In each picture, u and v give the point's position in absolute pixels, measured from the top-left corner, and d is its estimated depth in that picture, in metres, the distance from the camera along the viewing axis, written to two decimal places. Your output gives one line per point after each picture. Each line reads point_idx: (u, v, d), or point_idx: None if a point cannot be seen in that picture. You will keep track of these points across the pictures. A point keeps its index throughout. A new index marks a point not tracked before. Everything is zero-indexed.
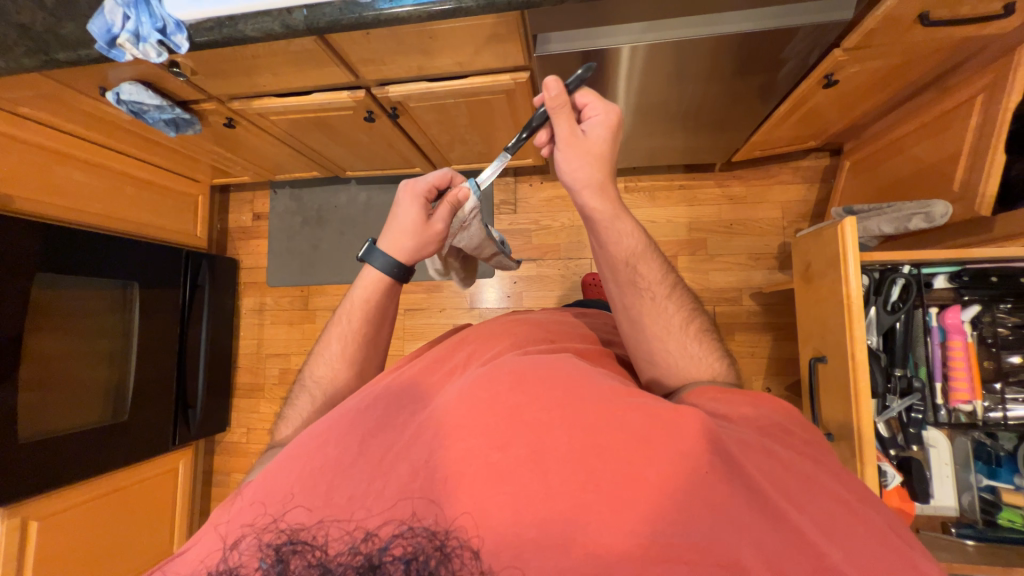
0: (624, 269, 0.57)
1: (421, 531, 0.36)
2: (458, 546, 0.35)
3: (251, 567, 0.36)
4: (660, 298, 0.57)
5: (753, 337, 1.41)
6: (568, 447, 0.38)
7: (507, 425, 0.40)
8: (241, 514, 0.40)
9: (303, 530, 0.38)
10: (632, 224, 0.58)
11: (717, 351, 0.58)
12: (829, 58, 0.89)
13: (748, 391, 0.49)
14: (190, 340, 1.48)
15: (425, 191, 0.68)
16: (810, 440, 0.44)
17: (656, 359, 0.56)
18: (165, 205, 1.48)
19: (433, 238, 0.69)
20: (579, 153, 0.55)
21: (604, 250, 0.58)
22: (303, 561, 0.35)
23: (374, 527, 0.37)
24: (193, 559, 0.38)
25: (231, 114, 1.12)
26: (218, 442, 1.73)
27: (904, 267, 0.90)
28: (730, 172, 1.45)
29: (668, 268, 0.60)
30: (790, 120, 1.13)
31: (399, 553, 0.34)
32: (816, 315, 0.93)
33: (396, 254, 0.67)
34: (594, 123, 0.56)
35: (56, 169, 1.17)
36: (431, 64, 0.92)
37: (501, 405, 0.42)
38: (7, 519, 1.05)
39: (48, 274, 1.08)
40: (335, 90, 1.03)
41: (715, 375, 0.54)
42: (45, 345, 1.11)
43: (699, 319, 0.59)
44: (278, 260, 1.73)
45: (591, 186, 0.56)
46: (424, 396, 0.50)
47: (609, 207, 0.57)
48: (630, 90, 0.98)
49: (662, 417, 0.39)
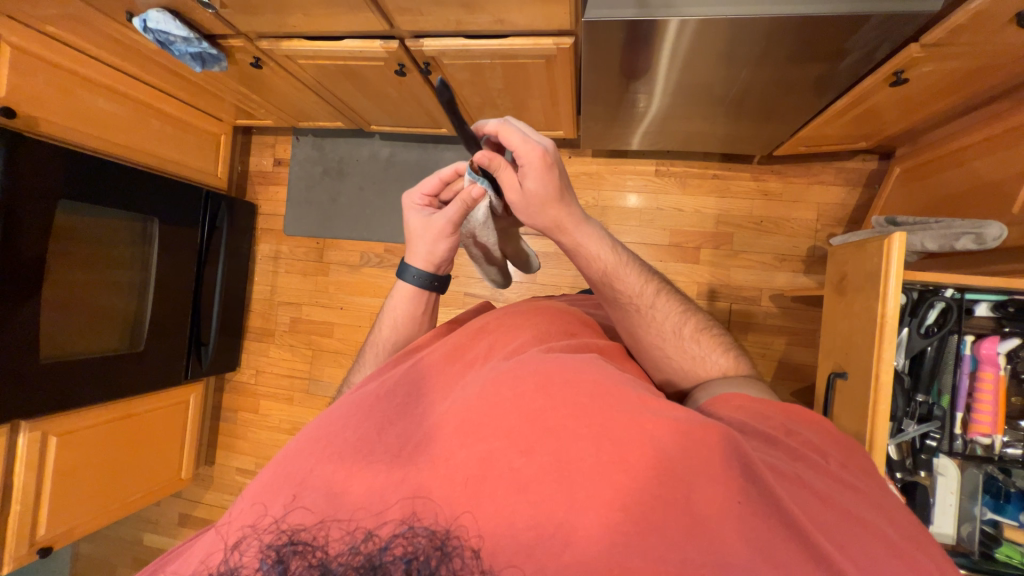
0: (604, 289, 0.60)
1: (422, 532, 0.37)
2: (459, 546, 0.37)
3: (250, 568, 0.35)
4: (648, 309, 0.59)
5: (768, 338, 1.38)
6: (577, 459, 0.40)
7: (509, 435, 0.43)
8: (243, 515, 0.42)
9: (303, 530, 0.39)
10: (602, 238, 0.60)
11: (718, 343, 0.60)
12: (902, 53, 0.81)
13: (768, 398, 0.51)
14: (205, 279, 1.50)
15: (422, 201, 0.68)
16: (825, 466, 0.43)
17: (661, 363, 0.59)
18: (187, 141, 1.46)
19: (443, 240, 0.67)
20: (526, 209, 0.57)
21: (581, 273, 0.61)
22: (303, 562, 0.35)
23: (375, 527, 0.38)
24: (196, 562, 0.40)
25: (259, 53, 1.08)
26: (228, 380, 1.78)
27: (945, 291, 0.86)
28: (769, 166, 1.38)
29: (648, 272, 0.62)
30: (845, 117, 1.05)
31: (399, 554, 0.34)
32: (843, 330, 0.90)
33: (418, 265, 0.69)
34: (529, 170, 0.53)
35: (83, 94, 1.14)
36: (471, 20, 0.87)
37: (513, 413, 0.44)
38: (29, 432, 1.10)
39: (71, 200, 1.08)
40: (367, 37, 0.98)
41: (720, 371, 0.58)
42: (69, 272, 1.13)
43: (693, 317, 0.61)
44: (295, 209, 1.72)
45: (550, 227, 0.58)
46: (443, 388, 0.53)
47: (572, 229, 0.58)
48: (671, 69, 0.92)
49: (684, 432, 0.40)
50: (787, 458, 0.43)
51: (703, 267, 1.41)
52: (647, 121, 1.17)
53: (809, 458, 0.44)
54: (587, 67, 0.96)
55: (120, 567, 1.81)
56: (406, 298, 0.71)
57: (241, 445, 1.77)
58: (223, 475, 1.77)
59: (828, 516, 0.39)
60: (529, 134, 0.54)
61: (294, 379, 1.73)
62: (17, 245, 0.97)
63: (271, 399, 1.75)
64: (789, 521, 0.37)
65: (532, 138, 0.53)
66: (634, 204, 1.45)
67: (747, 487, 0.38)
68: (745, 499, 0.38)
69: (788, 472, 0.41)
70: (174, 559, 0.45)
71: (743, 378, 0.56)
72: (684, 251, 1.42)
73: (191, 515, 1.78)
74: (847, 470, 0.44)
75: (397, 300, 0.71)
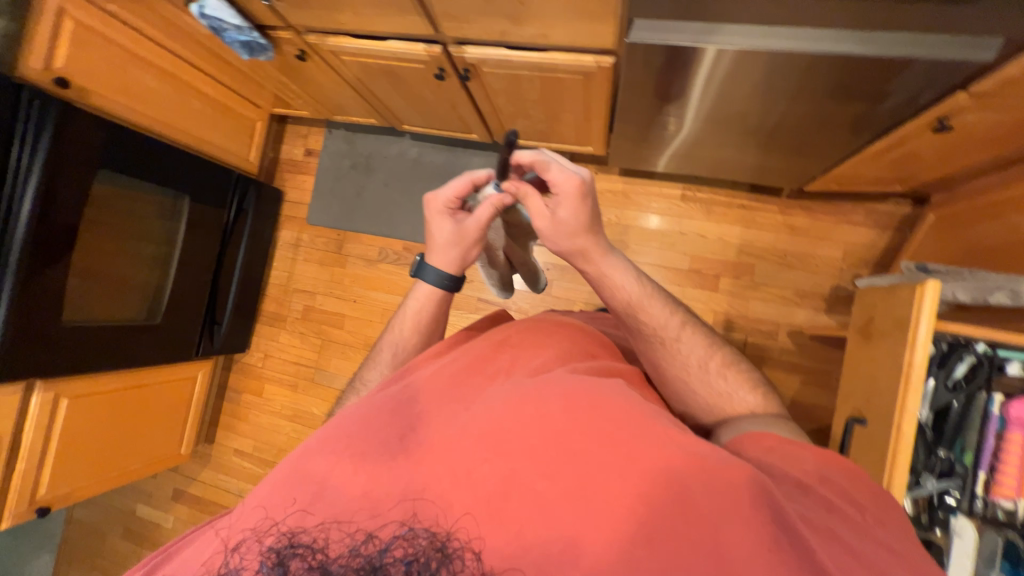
0: (629, 318, 0.61)
1: (422, 534, 0.40)
2: (459, 548, 0.39)
3: (251, 569, 0.39)
4: (672, 342, 0.60)
5: (781, 375, 1.35)
6: (600, 486, 0.40)
7: (532, 454, 0.43)
8: (247, 517, 0.44)
9: (303, 533, 0.41)
10: (629, 269, 0.62)
11: (745, 380, 0.60)
12: (949, 100, 0.80)
13: (798, 440, 0.50)
14: (227, 259, 1.52)
15: (449, 204, 0.68)
16: (854, 519, 0.42)
17: (684, 397, 0.60)
18: (224, 124, 1.50)
19: (473, 243, 0.69)
20: (557, 235, 0.59)
21: (607, 303, 0.62)
22: (303, 563, 0.38)
23: (375, 529, 0.40)
24: (200, 561, 0.43)
25: (305, 47, 1.11)
26: (236, 361, 1.80)
27: (977, 345, 0.84)
28: (797, 201, 1.37)
29: (676, 304, 0.63)
30: (880, 159, 1.04)
31: (399, 556, 0.38)
32: (865, 375, 0.88)
33: (447, 268, 0.69)
34: (563, 200, 0.56)
35: (133, 71, 1.18)
36: (515, 31, 0.89)
37: (537, 430, 0.44)
38: (42, 392, 1.12)
39: (110, 171, 1.11)
40: (411, 40, 1.00)
41: (746, 409, 0.57)
42: (99, 239, 1.16)
43: (720, 351, 0.61)
44: (320, 200, 1.75)
45: (581, 255, 0.60)
46: (461, 399, 0.53)
47: (599, 259, 0.61)
48: (705, 96, 0.92)
49: (713, 473, 0.40)
50: (815, 507, 0.42)
51: (721, 296, 1.39)
52: (676, 144, 1.17)
53: (838, 509, 0.42)
54: (624, 87, 0.96)
55: (110, 536, 1.83)
56: (425, 298, 0.71)
57: (242, 427, 1.78)
58: (221, 455, 1.78)
59: (855, 569, 0.38)
60: (567, 164, 0.56)
61: (301, 366, 1.74)
62: (55, 209, 1.00)
63: (276, 384, 1.76)
64: (814, 573, 0.36)
65: (570, 168, 0.56)
66: (654, 225, 1.44)
67: (779, 534, 0.37)
68: (776, 547, 0.36)
69: (817, 522, 0.40)
70: (192, 535, 0.49)
71: (772, 418, 0.55)
72: (703, 278, 1.41)
73: (185, 491, 1.80)
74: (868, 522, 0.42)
75: (417, 298, 0.72)
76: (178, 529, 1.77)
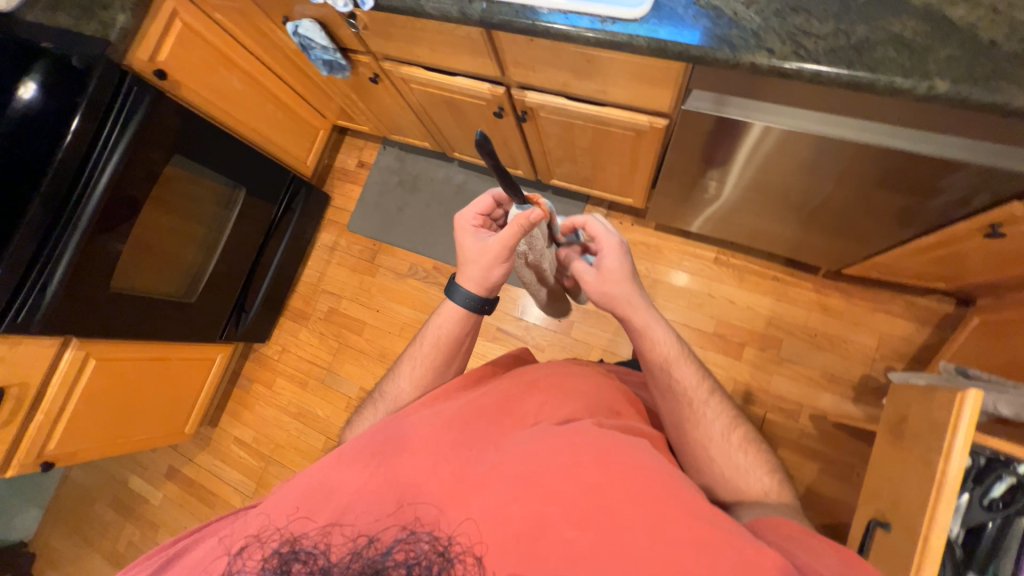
0: (661, 373, 0.62)
1: (424, 538, 0.45)
2: (460, 553, 0.44)
3: (254, 570, 0.43)
4: (700, 405, 0.60)
5: (799, 458, 1.28)
6: (628, 544, 0.42)
7: (565, 502, 0.45)
8: (250, 523, 0.48)
9: (305, 538, 0.45)
10: (668, 327, 0.63)
11: (764, 461, 0.59)
12: (1003, 207, 0.79)
13: (821, 535, 0.50)
14: (268, 252, 1.60)
15: (476, 221, 0.72)
16: None
17: (703, 467, 0.59)
18: (290, 129, 1.61)
19: (494, 262, 0.69)
20: (601, 283, 0.63)
21: (641, 354, 0.63)
22: (304, 566, 0.42)
23: (377, 532, 0.45)
24: (200, 564, 0.46)
25: (379, 72, 1.20)
26: (254, 350, 1.85)
27: (1018, 466, 0.79)
28: (833, 282, 1.35)
29: (706, 371, 0.64)
30: (927, 254, 1.02)
31: (399, 559, 0.42)
32: (892, 476, 0.83)
33: (469, 287, 0.71)
34: (608, 253, 0.64)
35: (222, 72, 1.29)
36: (576, 84, 0.94)
37: (568, 481, 0.46)
38: (76, 349, 1.18)
39: (182, 156, 1.20)
40: (478, 79, 1.07)
41: (764, 493, 0.56)
42: (159, 217, 1.24)
43: (742, 426, 0.61)
44: (364, 210, 1.83)
45: (624, 304, 0.63)
46: (491, 440, 0.54)
47: (644, 314, 0.63)
48: (752, 168, 0.94)
49: (743, 552, 0.41)
50: None
51: (743, 366, 1.36)
52: (717, 208, 1.18)
53: None
54: (673, 149, 0.99)
55: (99, 502, 1.84)
56: (452, 319, 0.72)
57: (246, 415, 1.80)
58: (220, 440, 1.80)
59: None
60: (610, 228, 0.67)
61: (314, 366, 1.77)
62: (128, 183, 1.08)
63: (287, 379, 1.79)
64: None
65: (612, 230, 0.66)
66: (684, 283, 1.44)
67: None
68: None
69: None
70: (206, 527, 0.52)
71: (788, 507, 0.55)
72: (727, 344, 1.38)
73: (179, 471, 1.81)
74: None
75: (443, 317, 0.73)
76: (164, 508, 1.78)
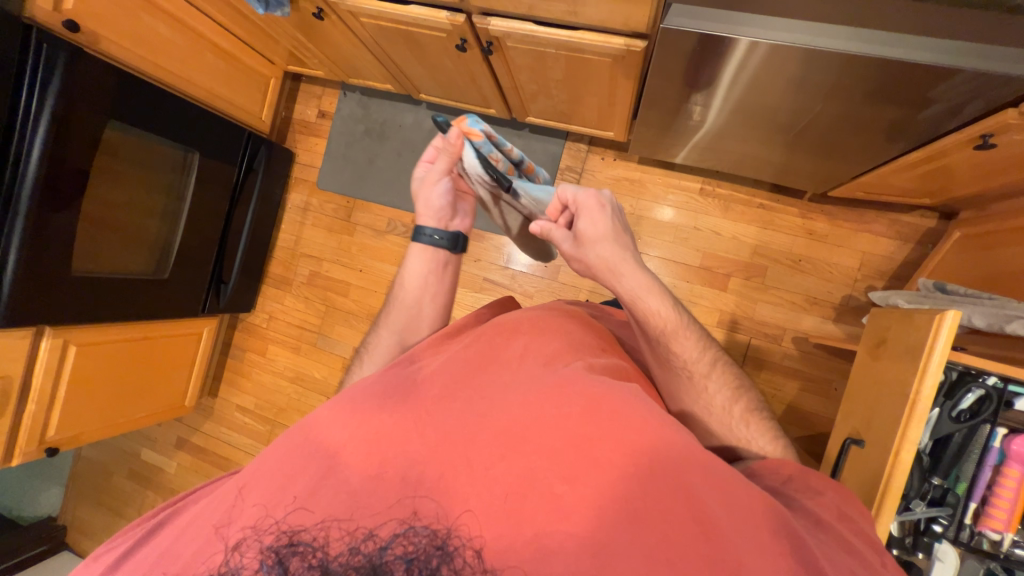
0: (659, 345, 0.61)
1: (422, 531, 0.42)
2: (460, 546, 0.41)
3: (252, 568, 0.40)
4: (700, 377, 0.61)
5: (781, 379, 1.34)
6: (615, 494, 0.43)
7: (550, 455, 0.46)
8: (245, 513, 0.45)
9: (303, 531, 0.42)
10: (663, 294, 0.61)
11: (766, 427, 0.61)
12: (998, 117, 0.75)
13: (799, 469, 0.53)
14: (235, 219, 1.52)
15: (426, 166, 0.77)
16: (848, 555, 0.44)
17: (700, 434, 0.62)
18: (237, 78, 1.46)
19: (439, 191, 0.72)
20: (590, 254, 0.60)
21: (639, 328, 0.61)
22: (303, 562, 0.39)
23: (375, 527, 0.42)
24: (196, 557, 0.44)
25: (322, 5, 1.07)
26: (241, 320, 1.82)
27: (988, 378, 0.83)
28: (818, 205, 1.33)
29: (707, 340, 0.63)
30: (915, 170, 1.00)
31: (400, 554, 0.39)
32: (868, 393, 0.88)
33: (421, 219, 0.73)
34: (591, 220, 0.60)
35: (147, 19, 1.14)
36: (544, 6, 0.84)
37: (556, 434, 0.47)
38: (52, 339, 1.14)
39: (120, 122, 1.08)
40: (434, 7, 0.96)
41: (760, 455, 0.60)
42: (108, 191, 1.15)
43: (744, 395, 0.63)
44: (332, 164, 1.72)
45: (616, 277, 0.60)
46: (479, 389, 0.55)
47: (639, 287, 0.60)
48: (736, 90, 0.88)
49: (726, 489, 0.44)
50: (808, 534, 0.44)
51: (728, 295, 1.37)
52: (700, 135, 1.12)
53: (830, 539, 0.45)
54: (653, 74, 0.92)
55: (116, 475, 1.91)
56: (417, 259, 0.73)
57: (244, 384, 1.82)
58: (222, 409, 1.83)
59: None
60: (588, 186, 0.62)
61: (304, 330, 1.76)
62: (64, 158, 0.98)
63: (279, 345, 1.79)
64: None
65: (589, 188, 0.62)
66: (667, 218, 1.41)
67: (777, 560, 0.40)
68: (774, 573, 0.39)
69: (816, 551, 0.42)
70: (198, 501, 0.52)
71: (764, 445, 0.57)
72: (713, 276, 1.38)
73: (188, 440, 1.86)
74: (840, 550, 0.44)
75: (412, 260, 0.74)
76: (179, 475, 1.85)
